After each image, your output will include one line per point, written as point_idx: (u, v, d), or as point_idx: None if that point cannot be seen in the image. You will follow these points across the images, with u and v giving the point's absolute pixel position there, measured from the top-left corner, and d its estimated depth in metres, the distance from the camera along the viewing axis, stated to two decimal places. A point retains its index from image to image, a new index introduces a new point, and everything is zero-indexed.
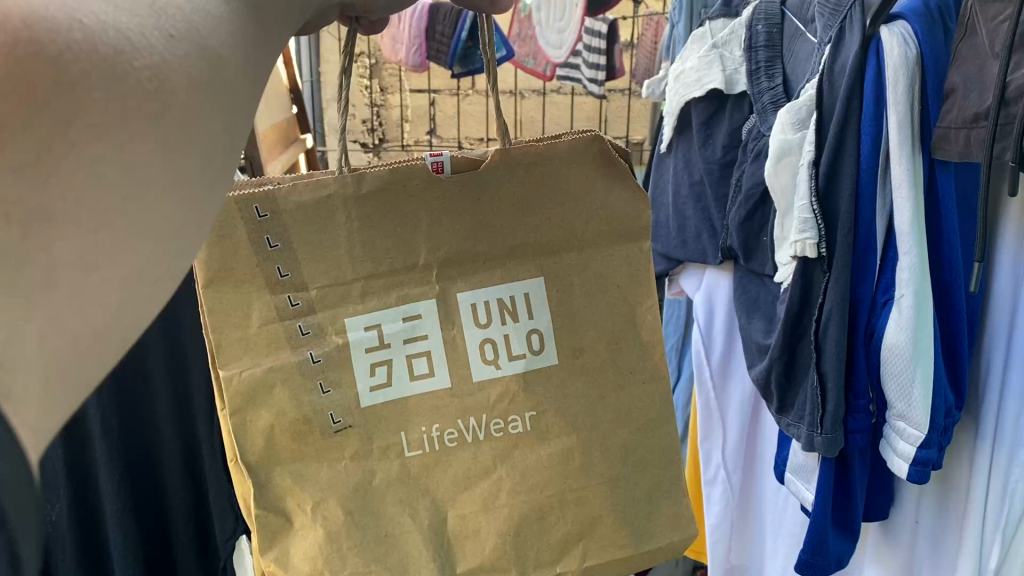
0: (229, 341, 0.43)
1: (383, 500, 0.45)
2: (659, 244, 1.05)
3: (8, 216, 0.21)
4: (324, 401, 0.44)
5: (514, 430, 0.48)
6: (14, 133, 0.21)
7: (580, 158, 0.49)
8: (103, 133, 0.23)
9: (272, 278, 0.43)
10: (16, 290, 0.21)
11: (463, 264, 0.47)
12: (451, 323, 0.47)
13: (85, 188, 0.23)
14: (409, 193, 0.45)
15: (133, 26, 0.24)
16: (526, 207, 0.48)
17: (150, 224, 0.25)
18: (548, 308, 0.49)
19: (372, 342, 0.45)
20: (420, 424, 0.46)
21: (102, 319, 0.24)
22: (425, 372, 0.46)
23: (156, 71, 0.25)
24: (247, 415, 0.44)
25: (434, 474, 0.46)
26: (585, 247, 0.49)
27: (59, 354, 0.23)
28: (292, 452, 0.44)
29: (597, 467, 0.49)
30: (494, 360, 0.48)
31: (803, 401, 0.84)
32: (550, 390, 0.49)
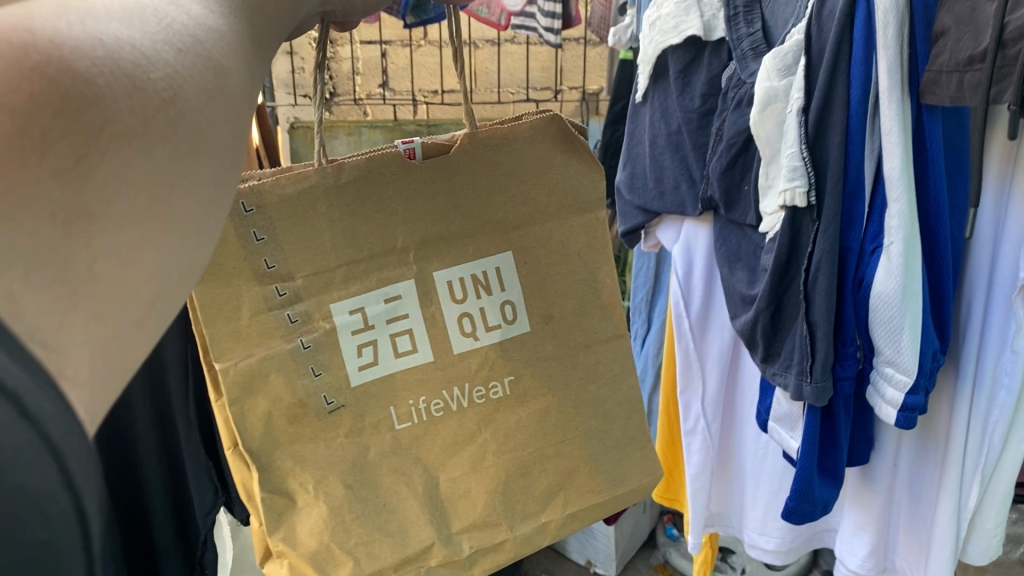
0: (222, 333, 0.46)
1: (379, 471, 0.49)
2: (635, 196, 1.05)
3: (54, 216, 0.23)
4: (317, 383, 0.47)
5: (495, 395, 0.52)
6: (55, 139, 0.23)
7: (541, 137, 0.53)
8: (130, 139, 0.25)
9: (260, 270, 0.46)
10: (64, 281, 0.23)
11: (438, 246, 0.50)
12: (430, 300, 0.50)
13: (117, 192, 0.24)
14: (385, 180, 0.48)
15: (146, 42, 0.26)
16: (494, 187, 0.51)
17: (174, 222, 0.27)
18: (518, 279, 0.52)
19: (358, 324, 0.48)
20: (407, 397, 0.50)
21: (139, 310, 0.25)
22: (409, 348, 0.50)
23: (170, 81, 0.26)
24: (245, 404, 0.46)
25: (423, 443, 0.50)
26: (548, 219, 0.53)
27: (104, 340, 0.24)
28: (290, 435, 0.47)
29: (572, 422, 0.54)
30: (472, 333, 0.51)
31: (791, 350, 0.86)
32: (525, 354, 0.53)
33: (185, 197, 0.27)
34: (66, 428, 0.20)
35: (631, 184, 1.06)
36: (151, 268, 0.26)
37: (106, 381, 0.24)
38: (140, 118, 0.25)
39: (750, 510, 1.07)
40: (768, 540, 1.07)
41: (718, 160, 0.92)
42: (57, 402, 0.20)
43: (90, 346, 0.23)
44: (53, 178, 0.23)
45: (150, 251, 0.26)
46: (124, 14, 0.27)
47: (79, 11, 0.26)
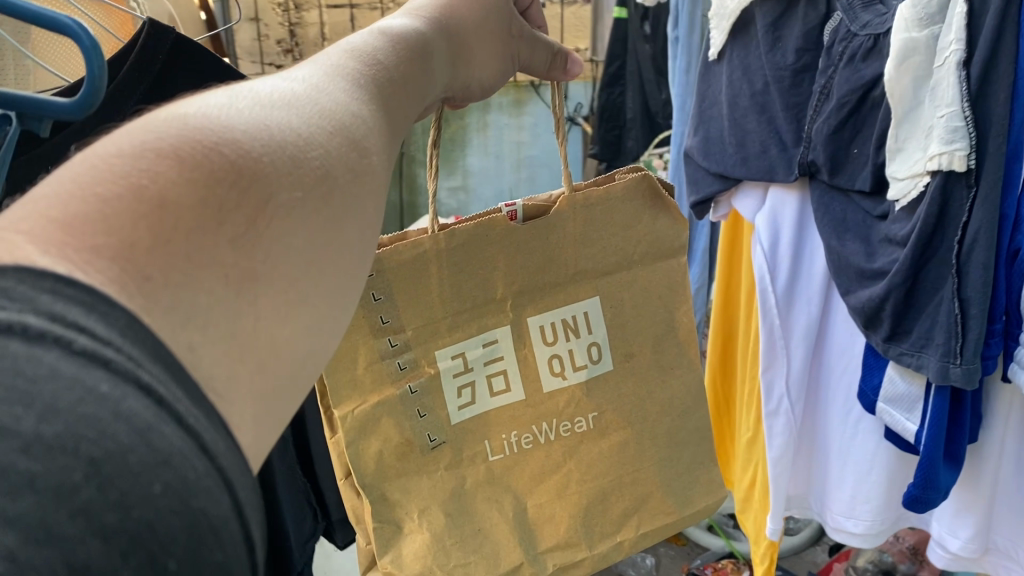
0: (340, 383, 0.51)
1: (473, 499, 0.54)
2: (713, 164, 0.90)
3: (227, 276, 0.22)
4: (423, 423, 0.52)
5: (580, 428, 0.56)
6: (229, 209, 0.22)
7: (633, 195, 0.56)
8: (289, 208, 0.25)
9: (376, 325, 0.51)
10: (235, 339, 0.22)
11: (534, 295, 0.54)
12: (523, 344, 0.54)
13: (279, 255, 0.24)
14: (490, 240, 0.52)
15: (306, 130, 0.27)
16: (588, 240, 0.54)
17: (319, 276, 0.26)
18: (604, 322, 0.56)
19: (459, 368, 0.53)
20: (501, 432, 0.54)
21: (296, 355, 0.24)
22: (504, 387, 0.54)
23: (323, 164, 0.27)
24: (359, 444, 0.52)
25: (514, 472, 0.55)
26: (635, 265, 0.57)
27: (268, 388, 0.23)
28: (398, 470, 0.52)
29: (647, 452, 0.58)
30: (561, 372, 0.56)
31: (932, 326, 0.70)
32: (607, 393, 0.57)
33: (334, 258, 0.27)
34: (233, 459, 0.19)
35: (706, 152, 0.92)
36: (310, 341, 0.25)
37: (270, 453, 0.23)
38: (300, 187, 0.25)
39: (835, 491, 0.91)
40: (855, 523, 0.89)
41: (823, 121, 0.77)
42: (225, 438, 0.19)
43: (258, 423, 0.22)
44: (228, 245, 0.22)
45: (310, 323, 0.25)
46: (280, 104, 0.27)
47: (237, 107, 0.26)
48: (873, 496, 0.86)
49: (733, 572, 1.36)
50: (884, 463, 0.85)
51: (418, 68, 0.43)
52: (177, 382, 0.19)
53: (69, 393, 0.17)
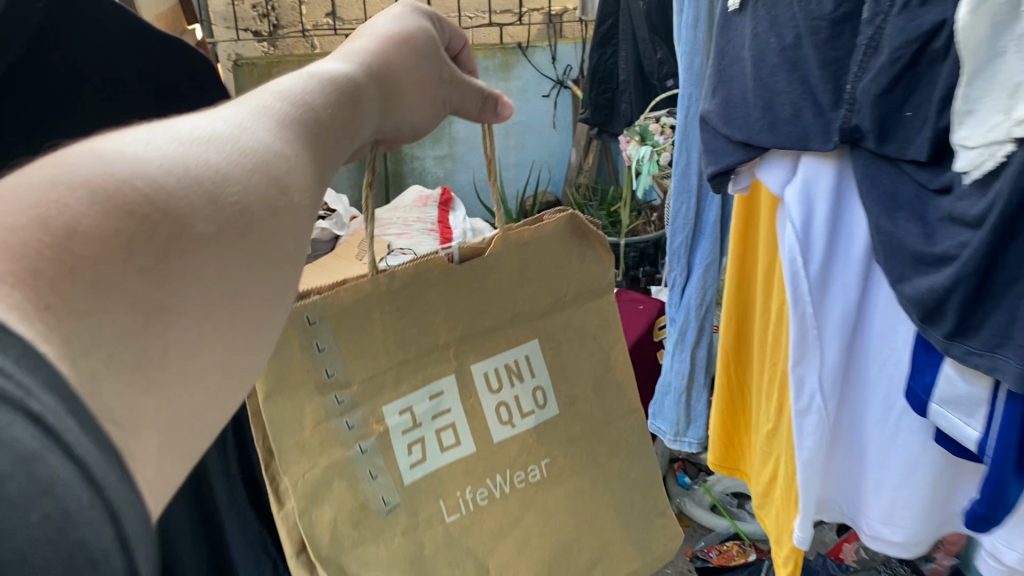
0: (287, 445, 0.47)
1: (435, 565, 0.51)
2: (736, 131, 0.79)
3: (131, 308, 0.25)
4: (375, 485, 0.49)
5: (533, 478, 0.55)
6: (132, 250, 0.26)
7: (562, 236, 0.57)
8: (200, 247, 0.29)
9: (320, 379, 0.48)
10: (139, 369, 0.25)
11: (476, 343, 0.53)
12: (469, 393, 0.53)
13: (190, 286, 0.28)
14: (432, 283, 0.51)
15: (223, 165, 0.31)
16: (524, 281, 0.55)
17: (224, 307, 0.30)
18: (545, 366, 0.57)
19: (408, 423, 0.51)
20: (455, 489, 0.52)
21: (199, 384, 0.28)
22: (453, 442, 0.53)
23: (240, 202, 0.31)
24: (312, 512, 0.48)
25: (473, 533, 0.53)
26: (568, 306, 0.58)
27: (171, 412, 0.26)
28: (352, 538, 0.49)
29: (603, 498, 0.58)
30: (509, 421, 0.55)
31: (1008, 324, 0.60)
32: (553, 437, 0.57)
33: (242, 286, 0.31)
34: (124, 490, 0.18)
35: (727, 119, 0.81)
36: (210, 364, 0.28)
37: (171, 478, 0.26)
38: (207, 228, 0.29)
39: (870, 497, 0.82)
40: (893, 531, 0.80)
41: (871, 79, 0.66)
42: (118, 468, 0.18)
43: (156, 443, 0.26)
44: (135, 273, 0.26)
45: (211, 348, 0.29)
46: (201, 140, 0.32)
47: (161, 142, 0.30)
48: (913, 501, 0.77)
49: (739, 555, 1.34)
50: (931, 466, 0.75)
51: (349, 111, 0.41)
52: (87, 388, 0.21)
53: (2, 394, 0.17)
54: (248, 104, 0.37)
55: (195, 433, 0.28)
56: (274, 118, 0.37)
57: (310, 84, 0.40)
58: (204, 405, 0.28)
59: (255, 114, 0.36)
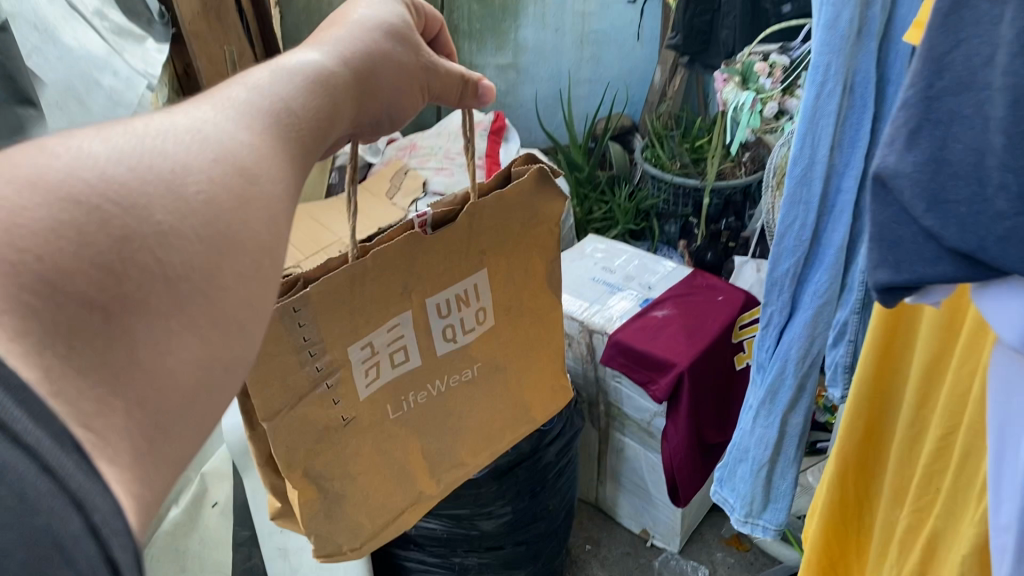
0: (275, 395, 0.59)
1: (386, 457, 0.69)
2: (955, 237, 0.52)
3: (94, 303, 0.32)
4: (338, 408, 0.63)
5: (464, 378, 0.71)
6: (94, 238, 0.32)
7: (522, 186, 0.66)
8: (167, 238, 0.35)
9: (299, 344, 0.59)
10: (106, 362, 0.32)
11: (433, 286, 0.64)
12: (421, 323, 0.65)
13: (150, 276, 0.34)
14: (399, 250, 0.61)
15: (185, 159, 0.38)
16: (479, 227, 0.65)
17: (196, 280, 0.36)
18: (488, 291, 0.69)
19: (367, 355, 0.63)
20: (404, 397, 0.68)
21: (169, 359, 0.34)
22: (406, 361, 0.66)
23: (205, 192, 0.37)
24: (290, 438, 0.62)
25: (414, 425, 0.69)
26: (521, 240, 0.69)
27: (139, 384, 0.33)
28: (322, 448, 0.64)
29: (511, 386, 0.76)
30: (452, 338, 0.68)
31: None
32: (483, 349, 0.72)
33: (216, 266, 0.37)
34: (82, 481, 0.27)
35: (930, 203, 0.53)
36: (190, 357, 0.35)
37: (147, 471, 0.32)
38: (173, 219, 0.35)
39: None
40: None
41: None
42: (77, 456, 0.27)
43: (127, 426, 0.32)
44: (90, 266, 0.32)
45: (187, 338, 0.35)
46: (164, 137, 0.38)
47: (130, 143, 0.37)
48: None
49: None
50: None
51: (329, 115, 0.47)
52: (39, 419, 0.26)
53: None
54: (226, 97, 0.43)
55: (175, 432, 0.34)
56: (245, 111, 0.43)
57: (284, 75, 0.46)
58: (187, 398, 0.35)
59: (230, 117, 0.42)
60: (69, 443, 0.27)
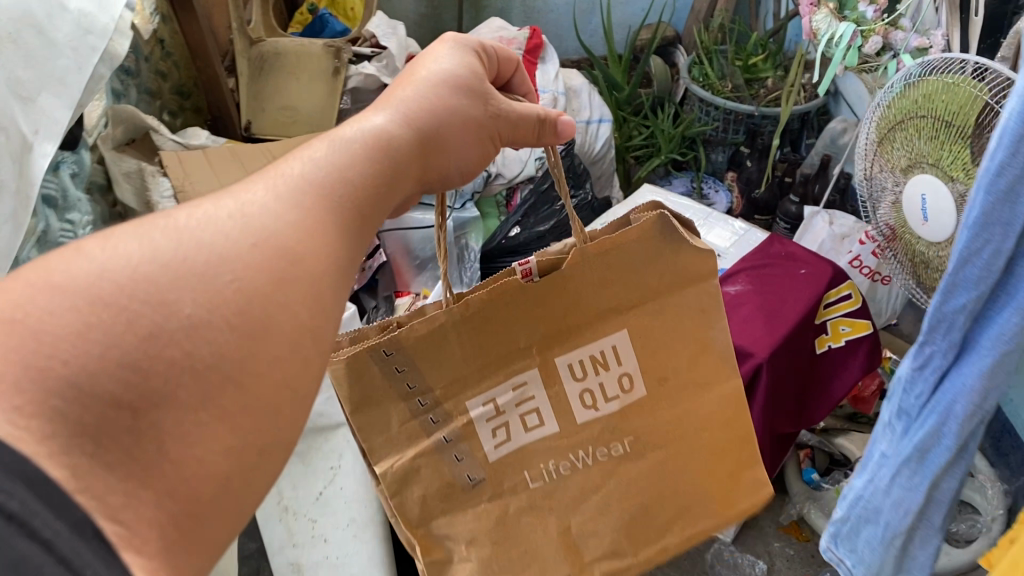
0: (377, 444, 0.58)
1: (519, 529, 0.63)
2: None
3: (123, 403, 0.36)
4: (462, 466, 0.60)
5: (616, 453, 0.63)
6: (121, 341, 0.37)
7: (647, 235, 0.58)
8: (194, 329, 0.38)
9: (405, 391, 0.57)
10: (136, 457, 0.36)
11: (559, 344, 0.59)
12: (553, 382, 0.60)
13: (178, 373, 0.38)
14: (505, 302, 0.56)
15: (226, 252, 0.42)
16: (606, 284, 0.59)
17: (228, 365, 0.39)
18: (634, 355, 0.62)
19: (490, 412, 0.59)
20: (539, 462, 0.62)
21: (210, 446, 0.38)
22: (538, 424, 0.61)
23: (239, 283, 0.41)
24: (404, 493, 0.60)
25: (555, 497, 0.63)
26: (660, 296, 0.61)
27: (172, 468, 0.37)
28: (442, 508, 0.61)
29: (690, 471, 0.66)
30: (593, 404, 0.62)
31: None
32: (641, 419, 0.64)
33: (252, 357, 0.40)
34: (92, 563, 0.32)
35: None
36: (221, 446, 0.39)
37: (175, 555, 0.37)
38: (202, 312, 0.39)
39: None
40: None
41: None
42: (93, 545, 0.33)
43: (156, 515, 0.36)
44: (117, 367, 0.36)
45: (220, 428, 0.39)
46: (209, 228, 0.42)
47: (174, 236, 0.41)
48: None
49: None
50: None
51: (387, 186, 0.50)
52: (56, 510, 0.32)
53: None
54: (279, 175, 0.47)
55: (209, 516, 0.38)
56: (294, 187, 0.46)
57: (340, 146, 0.49)
58: (220, 484, 0.39)
59: (276, 196, 0.45)
60: (89, 532, 0.33)
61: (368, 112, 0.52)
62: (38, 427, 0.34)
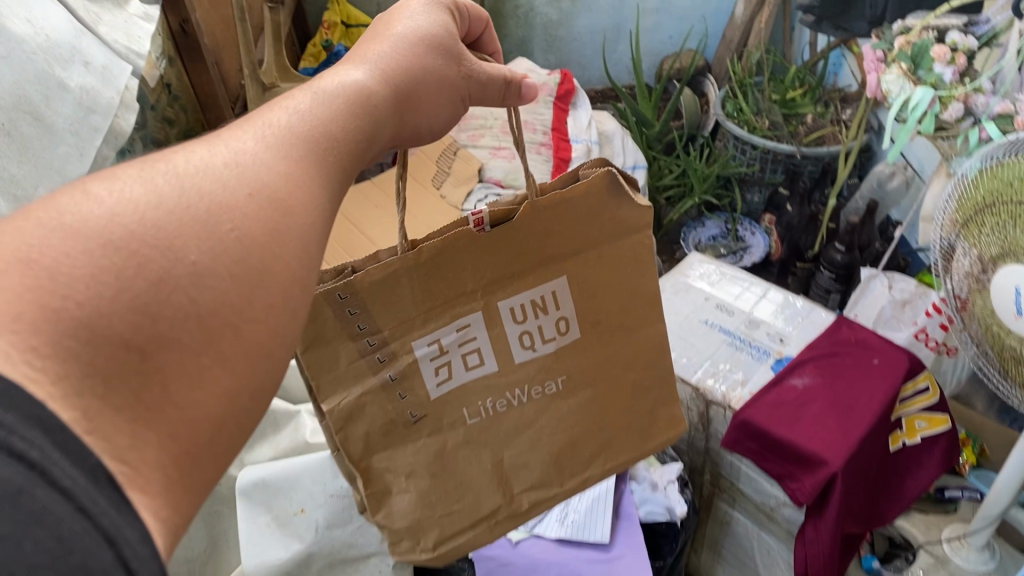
0: (325, 382, 0.56)
1: (455, 461, 0.61)
2: None
3: (131, 344, 0.33)
4: (405, 403, 0.58)
5: (549, 391, 0.62)
6: (130, 280, 0.34)
7: (592, 192, 0.56)
8: (189, 264, 0.36)
9: (353, 331, 0.55)
10: (141, 402, 0.33)
11: (502, 283, 0.57)
12: (494, 324, 0.58)
13: (183, 318, 0.35)
14: (458, 250, 0.53)
15: (218, 192, 0.39)
16: (551, 231, 0.56)
17: (225, 305, 0.37)
18: (571, 299, 0.59)
19: (434, 352, 0.57)
20: (476, 399, 0.60)
21: (215, 401, 0.36)
22: (478, 362, 0.59)
23: (238, 229, 0.38)
24: (348, 429, 0.58)
25: (491, 433, 0.61)
26: (599, 243, 0.59)
27: (176, 418, 0.34)
28: (385, 443, 0.59)
29: (615, 408, 0.65)
30: (531, 345, 0.60)
31: None
32: (576, 358, 0.62)
33: (256, 310, 0.38)
34: (107, 514, 0.29)
35: None
36: (220, 390, 0.36)
37: (178, 500, 0.34)
38: (206, 260, 0.36)
39: None
40: None
41: None
42: (110, 491, 0.30)
43: (158, 456, 0.33)
44: (126, 307, 0.33)
45: (219, 372, 0.36)
46: (204, 172, 0.39)
47: (175, 179, 0.38)
48: None
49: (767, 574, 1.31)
50: None
51: (364, 142, 0.49)
52: (72, 457, 0.29)
53: (9, 467, 0.27)
54: (266, 123, 0.44)
55: (204, 460, 0.36)
56: (282, 137, 0.44)
57: (322, 99, 0.47)
58: (215, 427, 0.36)
59: (263, 146, 0.43)
60: (102, 479, 0.30)
61: (342, 66, 0.51)
62: (50, 368, 0.31)
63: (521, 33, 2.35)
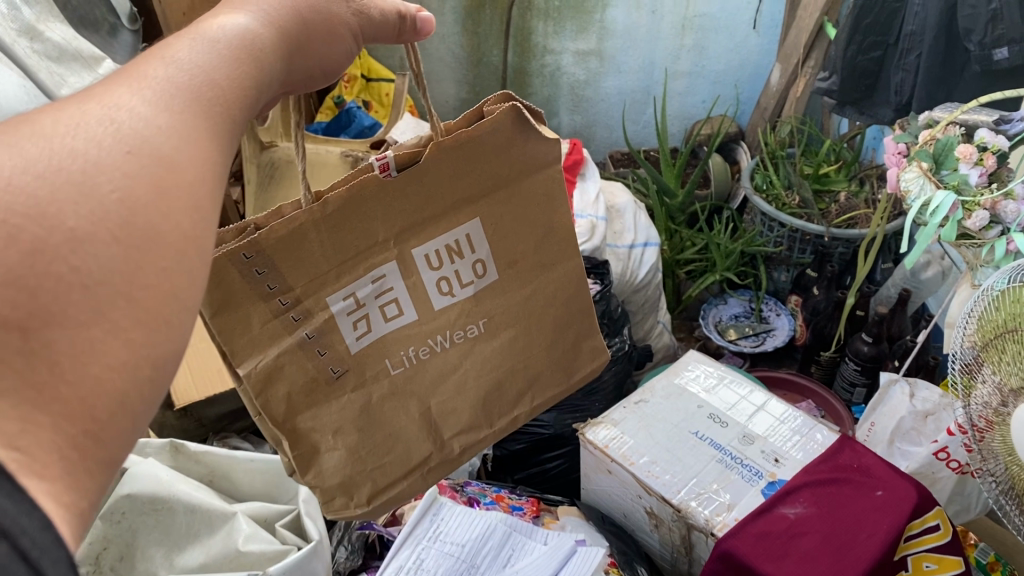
0: (240, 347, 0.58)
1: (381, 410, 0.66)
2: None
3: (9, 324, 0.32)
4: (324, 360, 0.61)
5: (471, 335, 0.68)
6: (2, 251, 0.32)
7: (501, 128, 0.60)
8: (77, 241, 0.34)
9: (264, 292, 0.57)
10: (32, 383, 0.32)
11: (415, 233, 0.61)
12: (410, 273, 0.62)
13: (68, 292, 0.33)
14: (367, 197, 0.57)
15: (90, 149, 0.36)
16: (456, 177, 0.60)
17: (115, 272, 0.35)
18: (486, 241, 0.65)
19: (350, 306, 0.61)
20: (399, 350, 0.65)
21: (110, 376, 0.34)
22: (397, 313, 0.64)
23: (121, 190, 0.36)
24: (267, 393, 0.60)
25: (416, 381, 0.67)
26: (509, 184, 0.64)
27: (67, 395, 0.32)
28: (306, 404, 0.62)
29: (535, 342, 0.72)
30: (449, 291, 0.65)
31: None
32: (495, 303, 0.68)
33: (154, 280, 0.36)
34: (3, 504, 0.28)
35: None
36: (118, 362, 0.34)
37: (77, 479, 0.33)
38: (85, 225, 0.34)
39: None
40: None
41: None
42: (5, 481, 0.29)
43: (55, 439, 0.32)
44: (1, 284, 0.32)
45: (113, 344, 0.34)
46: (102, 136, 0.37)
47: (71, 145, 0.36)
48: None
49: None
50: None
51: (251, 85, 0.47)
52: None
53: None
54: (142, 77, 0.42)
55: (109, 436, 0.34)
56: (161, 89, 0.42)
57: (203, 45, 0.46)
58: (119, 400, 0.34)
59: (136, 96, 0.41)
60: None
61: (227, 9, 0.50)
62: None
63: (548, 92, 2.54)
